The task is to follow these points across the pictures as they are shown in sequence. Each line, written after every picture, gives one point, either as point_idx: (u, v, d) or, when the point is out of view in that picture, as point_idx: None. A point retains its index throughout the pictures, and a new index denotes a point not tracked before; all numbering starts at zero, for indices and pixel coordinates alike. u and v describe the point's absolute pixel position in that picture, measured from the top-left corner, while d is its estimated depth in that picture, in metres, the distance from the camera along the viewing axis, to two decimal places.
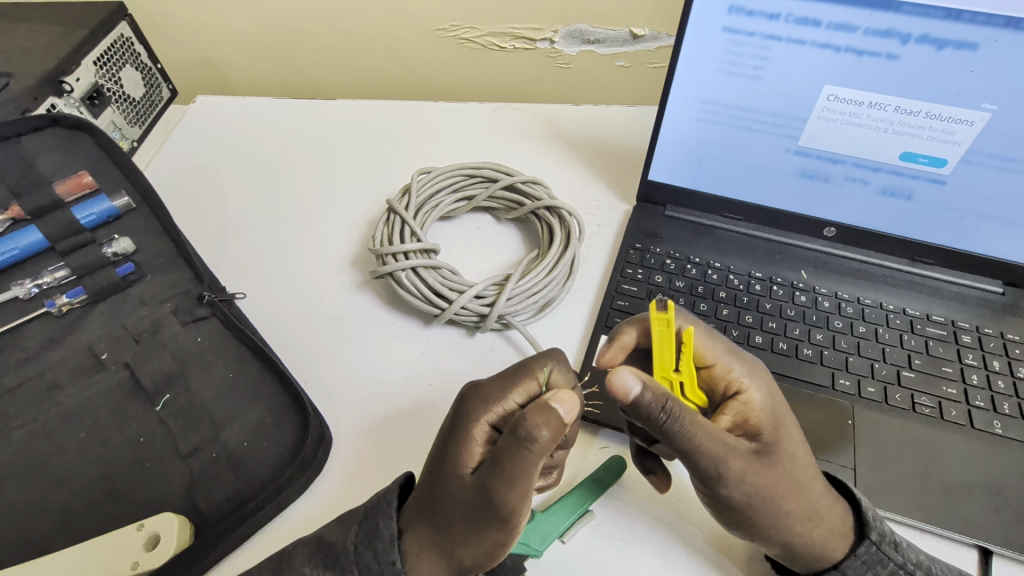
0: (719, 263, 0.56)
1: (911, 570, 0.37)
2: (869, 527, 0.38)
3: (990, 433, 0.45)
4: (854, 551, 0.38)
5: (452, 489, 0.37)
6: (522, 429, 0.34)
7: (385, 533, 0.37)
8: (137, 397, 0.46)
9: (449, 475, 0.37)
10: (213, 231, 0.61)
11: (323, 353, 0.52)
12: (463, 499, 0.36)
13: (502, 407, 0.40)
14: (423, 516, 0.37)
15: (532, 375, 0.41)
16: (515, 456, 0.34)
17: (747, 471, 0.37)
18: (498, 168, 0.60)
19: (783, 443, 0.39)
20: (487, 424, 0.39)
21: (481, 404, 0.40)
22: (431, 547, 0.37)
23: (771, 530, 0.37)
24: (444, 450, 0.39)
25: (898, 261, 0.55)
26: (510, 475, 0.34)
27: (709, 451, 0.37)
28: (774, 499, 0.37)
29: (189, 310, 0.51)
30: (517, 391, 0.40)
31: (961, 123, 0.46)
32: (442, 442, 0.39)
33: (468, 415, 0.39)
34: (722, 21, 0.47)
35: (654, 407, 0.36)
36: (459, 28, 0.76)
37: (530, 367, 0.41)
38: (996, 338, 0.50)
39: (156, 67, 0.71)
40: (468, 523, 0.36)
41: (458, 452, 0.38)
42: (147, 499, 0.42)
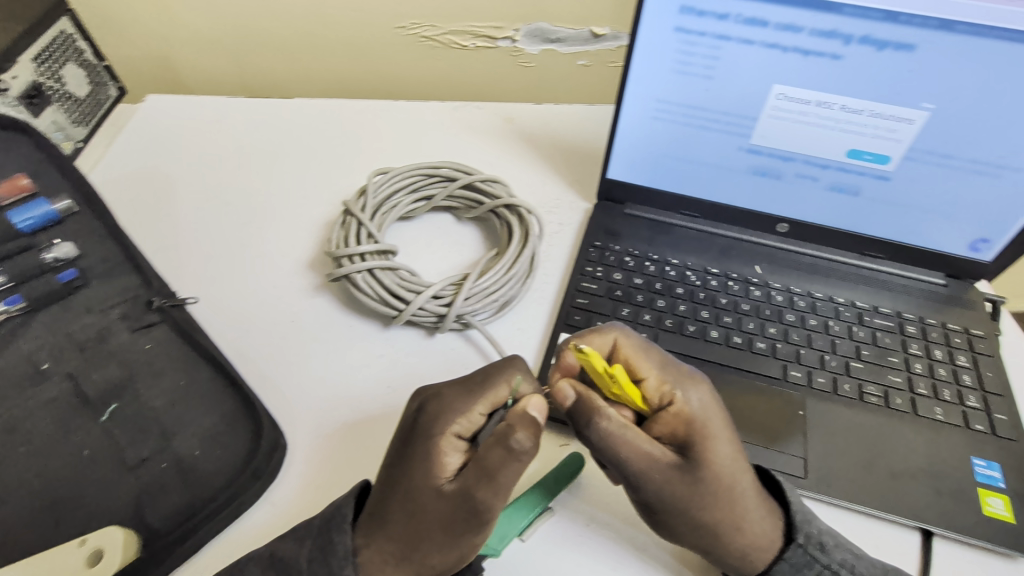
0: (677, 259, 0.57)
1: (836, 570, 0.39)
2: (794, 530, 0.40)
3: (932, 420, 0.46)
4: (783, 555, 0.40)
5: (425, 503, 0.36)
6: (513, 443, 0.35)
7: (340, 549, 0.37)
8: (81, 408, 0.44)
9: (421, 489, 0.37)
10: (164, 234, 0.59)
11: (279, 357, 0.51)
12: (440, 512, 0.36)
13: (470, 417, 0.39)
14: (389, 530, 0.37)
15: (501, 383, 0.40)
16: (506, 468, 0.35)
17: (667, 481, 0.38)
18: (456, 167, 0.60)
19: (711, 459, 0.39)
20: (455, 434, 0.39)
21: (449, 415, 0.39)
22: (399, 559, 0.37)
23: (688, 536, 0.39)
24: (412, 464, 0.37)
25: (848, 255, 0.57)
26: (498, 486, 0.36)
27: (629, 462, 0.38)
28: (692, 511, 0.38)
29: (138, 317, 0.49)
30: (483, 400, 0.40)
31: (902, 121, 0.47)
32: (408, 455, 0.38)
33: (434, 427, 0.38)
34: (673, 22, 0.47)
35: (581, 416, 0.39)
36: (419, 26, 0.76)
37: (496, 375, 0.41)
38: (939, 328, 0.52)
39: (102, 65, 0.69)
40: (446, 533, 0.36)
41: (429, 465, 0.37)
42: (90, 512, 0.41)
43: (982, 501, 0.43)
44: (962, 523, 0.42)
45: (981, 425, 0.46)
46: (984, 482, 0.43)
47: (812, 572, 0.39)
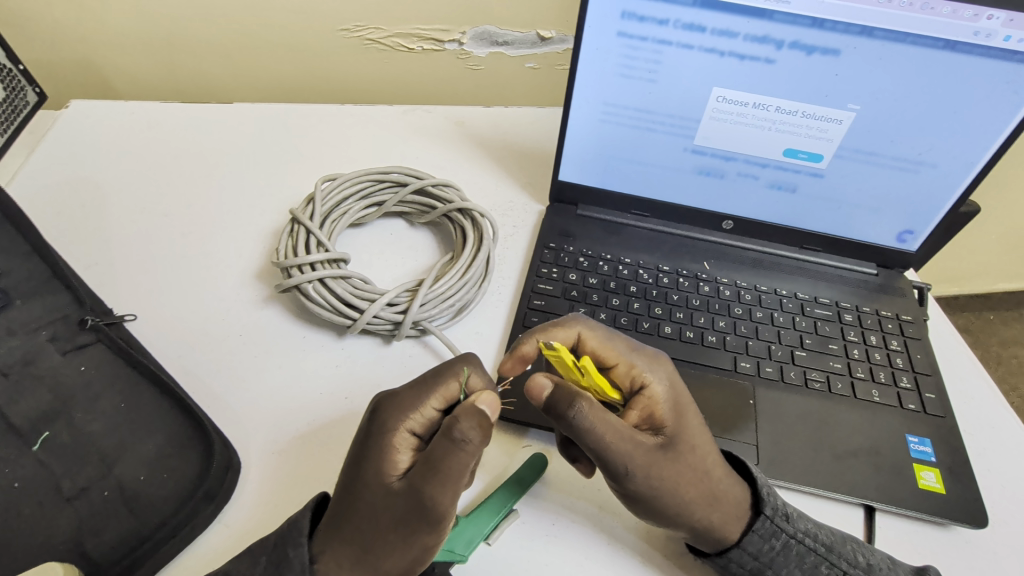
0: (629, 258, 0.58)
1: (801, 538, 0.40)
2: (763, 502, 0.40)
3: (870, 402, 0.49)
4: (752, 527, 0.40)
5: (376, 502, 0.36)
6: (455, 432, 0.35)
7: (296, 563, 0.36)
8: (8, 438, 0.41)
9: (369, 487, 0.37)
10: (96, 249, 0.56)
11: (228, 373, 0.49)
12: (391, 509, 0.36)
13: (420, 412, 0.39)
14: (342, 534, 0.36)
15: (452, 377, 0.40)
16: (449, 460, 0.35)
17: (651, 463, 0.39)
18: (407, 172, 0.59)
19: (687, 434, 0.41)
20: (406, 431, 0.39)
21: (399, 411, 0.39)
22: (353, 564, 0.36)
23: (673, 517, 0.39)
24: (363, 463, 0.37)
25: (789, 249, 0.60)
26: (444, 478, 0.35)
27: (616, 447, 0.38)
28: (676, 488, 0.39)
29: (70, 338, 0.46)
30: (434, 396, 0.40)
31: (832, 122, 0.50)
32: (359, 455, 0.38)
33: (385, 424, 0.38)
34: (616, 26, 0.48)
35: (566, 407, 0.38)
36: (364, 29, 0.74)
37: (447, 371, 0.40)
38: (872, 315, 0.55)
39: (18, 69, 0.63)
40: (397, 533, 0.36)
41: (379, 463, 0.37)
42: (23, 551, 0.38)
43: (917, 475, 0.45)
44: (901, 497, 0.44)
45: (914, 404, 0.49)
46: (918, 457, 0.46)
47: (779, 543, 0.40)
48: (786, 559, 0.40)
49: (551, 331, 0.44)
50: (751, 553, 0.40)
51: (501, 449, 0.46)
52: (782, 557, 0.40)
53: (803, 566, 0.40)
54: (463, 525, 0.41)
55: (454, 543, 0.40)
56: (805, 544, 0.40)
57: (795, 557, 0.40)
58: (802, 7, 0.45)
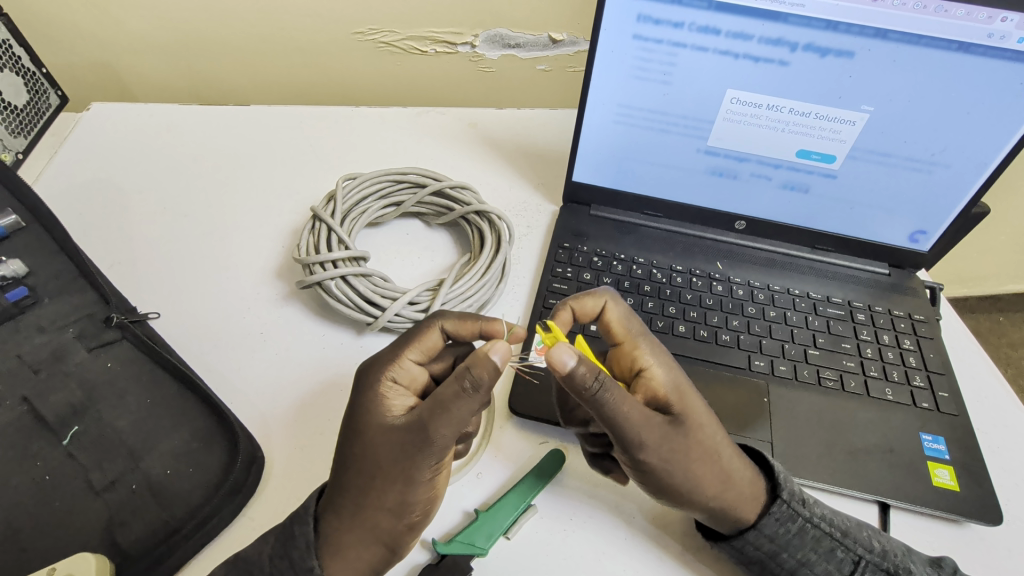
0: (643, 257, 0.59)
1: (817, 523, 0.41)
2: (780, 487, 0.41)
3: (884, 400, 0.50)
4: (769, 510, 0.41)
5: (375, 447, 0.37)
6: (465, 379, 0.35)
7: (301, 541, 0.37)
8: (41, 432, 0.42)
9: (369, 434, 0.37)
10: (119, 248, 0.57)
11: (250, 370, 0.50)
12: (392, 451, 0.36)
13: (403, 366, 0.41)
14: (344, 487, 0.37)
15: (430, 332, 0.42)
16: (453, 401, 0.35)
17: (661, 441, 0.39)
18: (424, 174, 0.60)
19: (694, 413, 0.41)
20: (391, 381, 0.40)
21: (384, 367, 0.40)
22: (355, 512, 0.37)
23: (685, 493, 0.40)
24: (358, 415, 0.38)
25: (801, 249, 0.60)
26: (450, 417, 0.36)
27: (628, 425, 0.38)
28: (686, 465, 0.40)
29: (96, 335, 0.47)
30: (413, 349, 0.42)
31: (845, 123, 0.50)
32: (352, 410, 0.39)
33: (372, 378, 0.40)
34: (632, 29, 0.49)
35: (588, 378, 0.37)
36: (378, 32, 0.75)
37: (420, 329, 0.42)
38: (885, 315, 0.56)
39: (41, 72, 0.65)
40: (398, 473, 0.36)
41: (375, 411, 0.38)
42: (54, 541, 0.39)
43: (931, 472, 0.46)
44: (915, 494, 0.45)
45: (927, 402, 0.50)
46: (932, 455, 0.47)
47: (795, 526, 0.41)
48: (802, 541, 0.41)
49: (585, 299, 0.45)
50: (767, 535, 0.41)
51: (515, 447, 0.47)
52: (797, 539, 0.41)
53: (819, 549, 0.41)
54: (483, 519, 0.42)
55: (474, 538, 0.41)
56: (820, 528, 0.41)
57: (811, 540, 0.41)
58: (817, 10, 0.45)
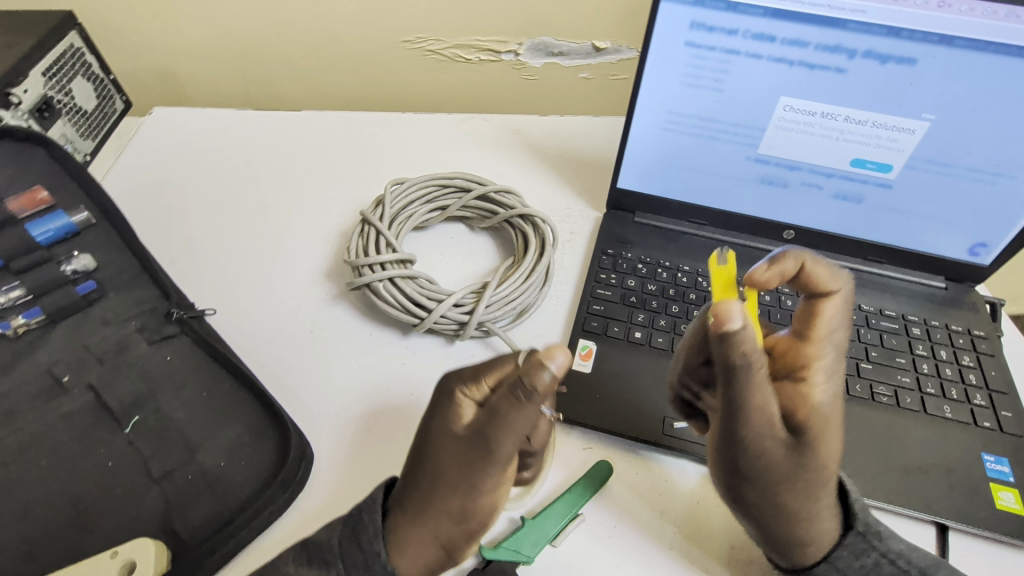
0: (688, 266, 0.58)
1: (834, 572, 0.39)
2: (794, 544, 0.39)
3: (941, 418, 0.48)
4: (842, 542, 0.39)
5: (442, 449, 0.37)
6: (519, 385, 0.35)
7: (371, 528, 0.37)
8: (105, 421, 0.44)
9: (438, 438, 0.38)
10: (178, 247, 0.59)
11: (300, 366, 0.51)
12: (456, 454, 0.37)
13: (485, 380, 0.41)
14: (408, 482, 0.38)
15: (518, 350, 0.41)
16: (511, 409, 0.35)
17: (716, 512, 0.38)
18: (470, 178, 0.61)
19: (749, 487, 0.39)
20: (472, 392, 0.40)
21: (466, 373, 0.41)
22: (416, 510, 0.37)
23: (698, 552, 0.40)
24: (429, 415, 0.39)
25: (852, 261, 0.59)
26: (509, 425, 0.36)
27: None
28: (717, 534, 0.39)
29: (156, 328, 0.49)
30: (498, 369, 0.41)
31: (903, 131, 0.49)
32: (429, 414, 0.40)
33: (447, 384, 0.40)
34: (684, 36, 0.49)
35: None
36: (425, 41, 0.77)
37: (511, 347, 0.42)
38: (942, 329, 0.54)
39: (109, 78, 0.69)
40: (461, 476, 0.36)
41: (445, 415, 0.39)
42: (114, 527, 0.40)
43: (994, 495, 0.44)
44: (976, 517, 0.43)
45: (989, 422, 0.48)
46: (995, 476, 0.45)
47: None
48: None
49: (818, 268, 0.39)
50: (840, 569, 0.39)
51: (563, 453, 0.47)
52: None
53: None
54: (530, 526, 0.42)
55: (520, 544, 0.41)
56: None
57: None
58: (878, 17, 0.45)
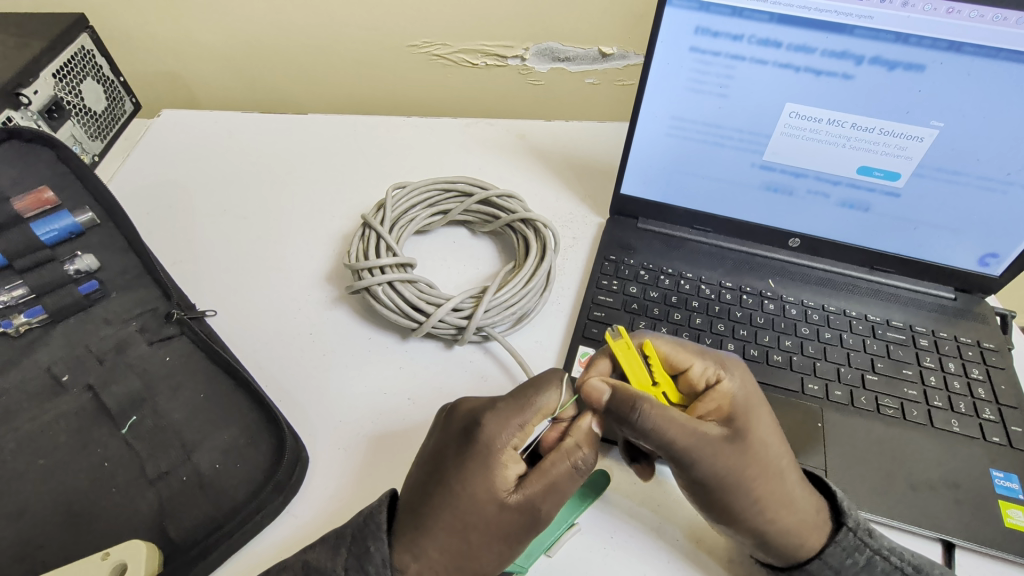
0: (691, 273, 0.58)
1: (887, 555, 0.39)
2: (845, 514, 0.40)
3: (948, 432, 0.47)
4: (834, 538, 0.40)
5: (485, 514, 0.37)
6: (581, 460, 0.39)
7: (376, 557, 0.36)
8: (102, 420, 0.44)
9: (483, 503, 0.37)
10: (181, 248, 0.60)
11: (298, 369, 0.51)
12: (502, 522, 0.37)
13: (523, 432, 0.39)
14: (440, 544, 0.36)
15: (552, 398, 0.40)
16: (569, 481, 0.39)
17: (718, 459, 0.39)
18: (473, 182, 0.61)
19: (751, 429, 0.41)
20: (509, 446, 0.39)
21: (505, 428, 0.39)
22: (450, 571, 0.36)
23: (737, 517, 0.39)
24: (470, 473, 0.37)
25: (859, 270, 0.58)
26: (560, 496, 0.38)
27: (689, 439, 0.39)
28: (740, 483, 0.39)
29: (157, 329, 0.49)
30: (536, 418, 0.40)
31: (912, 139, 0.48)
32: (465, 473, 0.37)
33: (490, 441, 0.38)
34: (688, 41, 0.49)
35: (625, 405, 0.39)
36: (432, 45, 0.77)
37: (545, 393, 0.40)
38: (950, 341, 0.53)
39: (119, 80, 0.69)
40: (503, 543, 0.37)
41: (489, 476, 0.37)
42: (108, 527, 0.40)
43: (1003, 513, 0.43)
44: (983, 536, 0.42)
45: (998, 437, 0.47)
46: (1004, 493, 0.44)
47: (863, 558, 0.39)
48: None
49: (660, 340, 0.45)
50: (833, 565, 0.40)
51: None
52: (866, 574, 0.39)
53: None
54: None
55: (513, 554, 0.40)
56: (890, 561, 0.39)
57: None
58: (886, 23, 0.44)
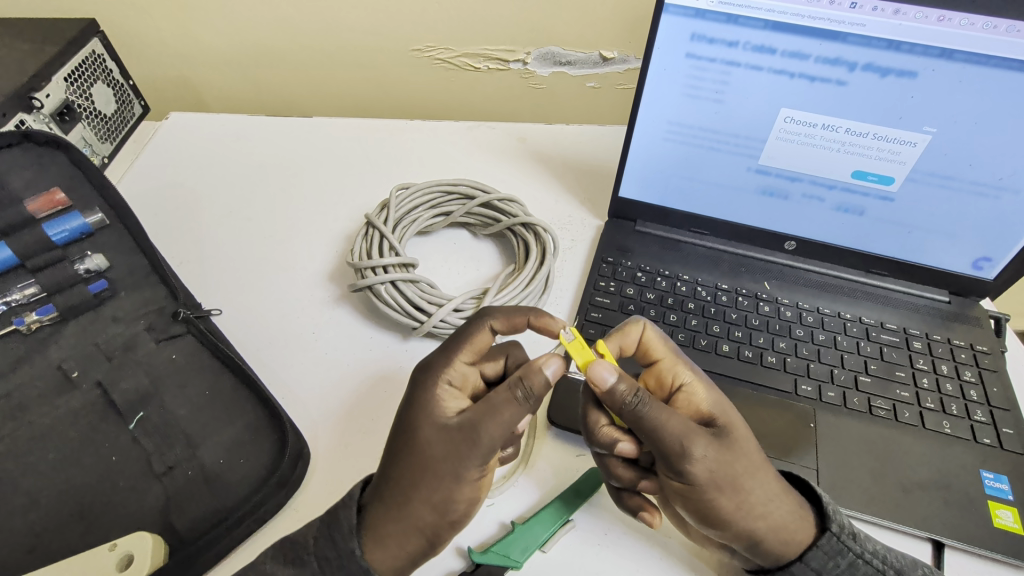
0: (688, 274, 0.59)
1: (869, 559, 0.39)
2: (829, 519, 0.39)
3: (939, 433, 0.48)
4: (815, 543, 0.39)
5: (428, 444, 0.37)
6: (518, 390, 0.37)
7: (345, 524, 0.37)
8: (111, 416, 0.46)
9: (423, 433, 0.38)
10: (188, 248, 0.61)
11: (301, 368, 0.52)
12: (444, 446, 0.37)
13: (455, 366, 0.41)
14: (388, 481, 0.37)
15: (480, 331, 0.43)
16: (504, 399, 0.37)
17: (712, 457, 0.38)
18: (474, 185, 0.62)
19: (734, 424, 0.40)
20: (445, 383, 0.40)
21: (438, 365, 0.41)
22: (399, 507, 0.37)
23: (734, 516, 0.38)
24: (412, 411, 0.39)
25: (854, 273, 0.59)
26: (502, 417, 0.37)
27: (679, 433, 0.37)
28: (734, 481, 0.38)
29: (164, 328, 0.50)
30: (466, 353, 0.42)
31: (905, 144, 0.49)
32: (405, 407, 0.39)
33: (429, 379, 0.40)
34: (685, 48, 0.50)
35: (627, 396, 0.38)
36: (435, 49, 0.78)
37: (471, 332, 0.43)
38: (944, 344, 0.53)
39: (128, 84, 0.71)
40: (447, 468, 0.36)
41: (433, 413, 0.38)
42: (117, 519, 0.42)
43: (992, 513, 0.43)
44: (973, 536, 0.43)
45: (989, 439, 0.47)
46: (993, 494, 0.44)
47: (845, 561, 0.39)
48: None
49: (655, 336, 0.45)
50: (815, 568, 0.39)
51: (557, 460, 0.47)
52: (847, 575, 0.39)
53: None
54: (519, 532, 0.42)
55: (510, 549, 0.41)
56: (873, 565, 0.39)
57: None
58: (878, 30, 0.45)
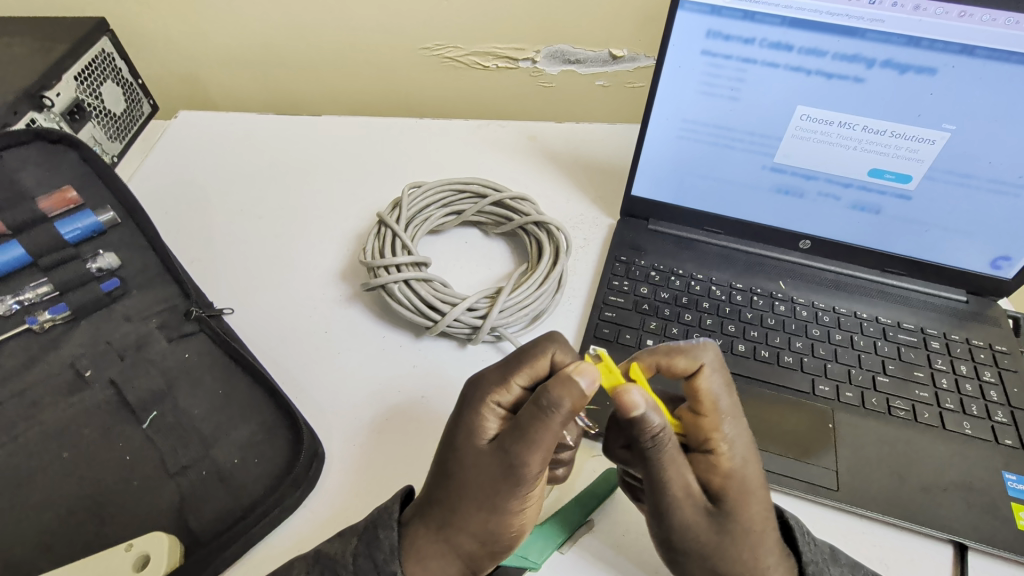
0: (702, 274, 0.58)
1: None
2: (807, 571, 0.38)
3: (960, 433, 0.47)
4: None
5: (468, 464, 0.37)
6: (542, 399, 0.35)
7: (385, 543, 0.37)
8: (124, 415, 0.45)
9: (464, 455, 0.37)
10: (199, 246, 0.61)
11: (314, 367, 0.52)
12: (480, 473, 0.36)
13: (508, 389, 0.40)
14: (432, 502, 0.37)
15: (541, 354, 0.41)
16: (537, 423, 0.35)
17: (695, 526, 0.38)
18: (486, 184, 0.61)
19: (746, 501, 0.38)
20: (495, 405, 0.39)
21: (489, 386, 0.40)
22: (438, 530, 0.37)
23: None
24: (455, 432, 0.38)
25: (869, 272, 0.58)
26: (532, 441, 0.35)
27: (671, 496, 0.38)
28: (713, 555, 0.38)
29: (176, 326, 0.50)
30: (522, 375, 0.41)
31: (924, 142, 0.48)
32: (452, 427, 0.39)
33: (476, 397, 0.40)
34: (701, 45, 0.49)
35: (644, 436, 0.37)
36: (443, 48, 0.78)
37: (530, 354, 0.41)
38: (962, 343, 0.53)
39: (137, 83, 0.71)
40: (483, 495, 0.36)
41: (469, 428, 0.38)
42: (132, 518, 0.41)
43: (1015, 515, 0.43)
44: (997, 537, 0.42)
45: (1011, 440, 0.47)
46: (1016, 496, 0.44)
47: None
48: None
49: (711, 381, 0.40)
50: None
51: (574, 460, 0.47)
52: None
53: None
54: (537, 534, 0.42)
55: (527, 550, 0.41)
56: None
57: None
58: (898, 26, 0.44)
